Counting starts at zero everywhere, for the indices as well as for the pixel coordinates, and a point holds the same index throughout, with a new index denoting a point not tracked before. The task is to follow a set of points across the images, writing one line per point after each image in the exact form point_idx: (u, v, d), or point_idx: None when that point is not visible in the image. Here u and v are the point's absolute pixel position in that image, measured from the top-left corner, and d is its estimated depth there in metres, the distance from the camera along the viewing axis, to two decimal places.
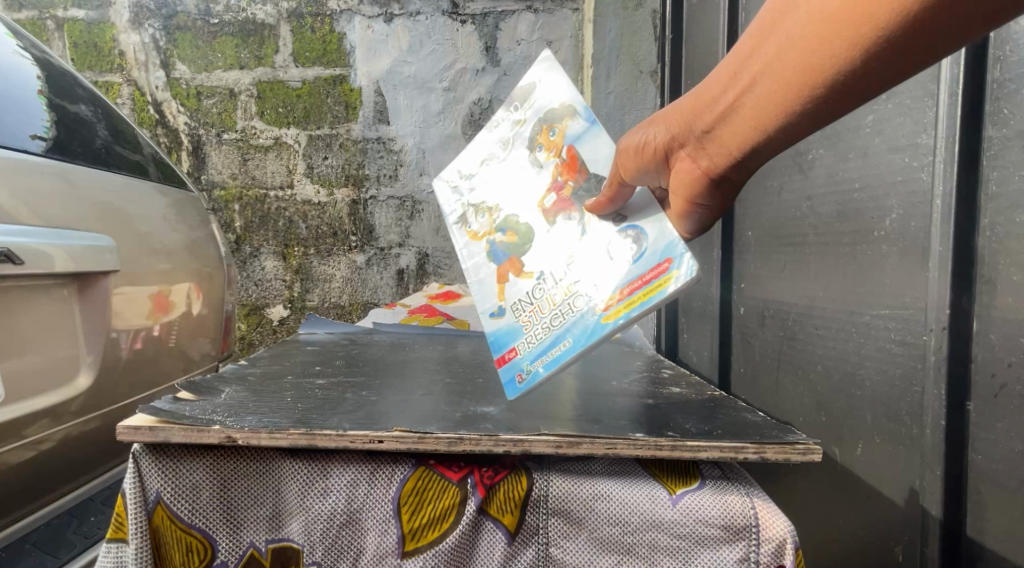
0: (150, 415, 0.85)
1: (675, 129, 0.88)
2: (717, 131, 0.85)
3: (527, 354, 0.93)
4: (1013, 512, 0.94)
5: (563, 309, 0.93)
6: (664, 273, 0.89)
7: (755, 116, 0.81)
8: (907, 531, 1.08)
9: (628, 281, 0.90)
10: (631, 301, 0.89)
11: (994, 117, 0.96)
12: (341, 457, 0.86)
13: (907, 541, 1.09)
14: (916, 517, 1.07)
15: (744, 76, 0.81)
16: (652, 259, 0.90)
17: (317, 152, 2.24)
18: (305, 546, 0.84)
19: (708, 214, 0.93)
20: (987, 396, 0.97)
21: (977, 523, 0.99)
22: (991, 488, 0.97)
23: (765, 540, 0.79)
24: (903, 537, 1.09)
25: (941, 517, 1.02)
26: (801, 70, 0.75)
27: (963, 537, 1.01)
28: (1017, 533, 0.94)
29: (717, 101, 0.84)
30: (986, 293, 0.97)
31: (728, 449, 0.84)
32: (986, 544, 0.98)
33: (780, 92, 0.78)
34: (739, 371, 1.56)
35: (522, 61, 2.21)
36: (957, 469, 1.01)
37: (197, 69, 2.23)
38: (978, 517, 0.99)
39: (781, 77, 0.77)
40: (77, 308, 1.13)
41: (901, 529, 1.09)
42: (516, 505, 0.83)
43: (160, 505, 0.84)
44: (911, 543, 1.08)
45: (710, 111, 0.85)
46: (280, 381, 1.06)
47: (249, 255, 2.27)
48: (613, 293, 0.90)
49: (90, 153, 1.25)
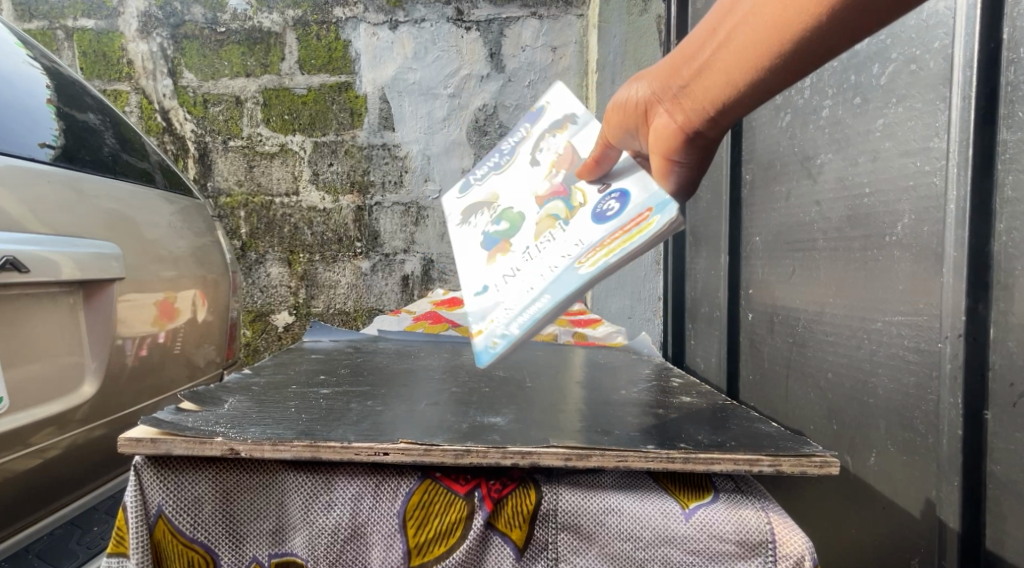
0: (152, 426, 0.84)
1: (654, 87, 0.91)
2: (692, 86, 0.88)
3: (503, 321, 0.86)
4: None
5: (545, 272, 0.88)
6: (646, 219, 0.87)
7: (729, 73, 0.84)
8: (924, 544, 1.06)
9: (611, 232, 0.88)
10: (613, 248, 0.86)
11: (1008, 120, 0.94)
12: (345, 470, 0.84)
13: (923, 553, 1.06)
14: (932, 528, 1.05)
15: (722, 31, 0.84)
16: (634, 211, 0.89)
17: (322, 159, 2.23)
18: (309, 561, 0.83)
19: (688, 172, 0.95)
20: (1005, 405, 0.95)
21: (997, 535, 0.97)
22: (1011, 499, 0.95)
23: (781, 557, 0.77)
24: (919, 549, 1.07)
25: (959, 529, 1.00)
26: (775, 24, 0.79)
27: (982, 549, 0.99)
28: None
29: (695, 58, 0.88)
30: (1003, 299, 0.95)
31: (742, 461, 0.82)
32: (1005, 556, 0.96)
33: (755, 48, 0.81)
34: (748, 378, 1.54)
35: (528, 67, 2.19)
36: (975, 479, 0.99)
37: (204, 78, 2.22)
38: (998, 529, 0.97)
39: (752, 33, 0.81)
40: (83, 316, 1.12)
41: (917, 541, 1.07)
42: (524, 519, 0.81)
43: (161, 519, 0.82)
44: (927, 555, 1.06)
45: (685, 68, 0.89)
46: (284, 390, 1.04)
47: (254, 262, 2.26)
48: (595, 246, 0.87)
49: (98, 161, 1.24)
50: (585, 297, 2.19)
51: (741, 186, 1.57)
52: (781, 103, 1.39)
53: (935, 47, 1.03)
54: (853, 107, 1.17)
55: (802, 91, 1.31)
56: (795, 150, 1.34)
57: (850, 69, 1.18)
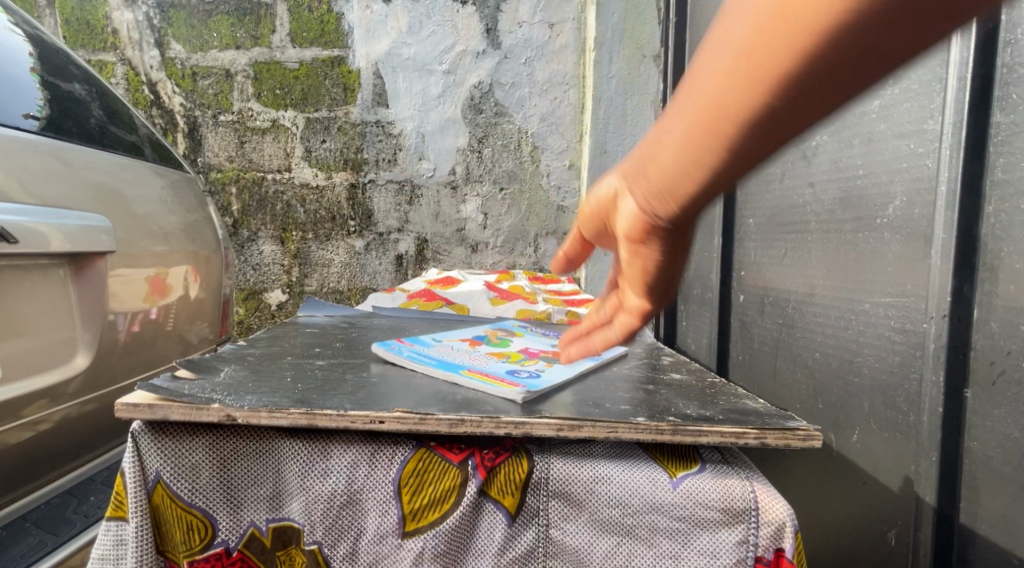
0: (148, 393, 0.85)
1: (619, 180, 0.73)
2: (650, 173, 0.69)
3: None
4: (1005, 497, 0.94)
5: None
6: None
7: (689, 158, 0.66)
8: (902, 517, 1.09)
9: None
10: None
11: (1002, 102, 0.95)
12: (341, 438, 0.86)
13: (901, 526, 1.09)
14: (910, 501, 1.07)
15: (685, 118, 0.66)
16: None
17: (315, 135, 2.20)
18: (305, 526, 0.85)
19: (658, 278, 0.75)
20: (986, 383, 0.97)
21: (970, 507, 0.99)
22: (985, 474, 0.97)
23: (764, 523, 0.80)
24: (897, 522, 1.10)
25: (935, 502, 1.03)
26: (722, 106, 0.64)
27: (956, 522, 1.01)
28: (1009, 518, 0.94)
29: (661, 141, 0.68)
30: (988, 280, 0.97)
31: (729, 434, 0.84)
32: (977, 529, 0.98)
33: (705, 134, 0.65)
34: (737, 359, 1.57)
35: (524, 43, 2.16)
36: (953, 455, 1.01)
37: (192, 49, 2.20)
38: (972, 501, 0.99)
39: (707, 110, 0.65)
40: (73, 288, 1.12)
41: (895, 514, 1.10)
42: (516, 487, 0.83)
43: (160, 484, 0.84)
44: (904, 527, 1.09)
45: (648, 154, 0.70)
46: (280, 362, 1.06)
47: (246, 239, 2.23)
48: None
49: (84, 132, 1.23)
50: (579, 278, 2.19)
51: None
52: None
53: None
54: None
55: None
56: None
57: None
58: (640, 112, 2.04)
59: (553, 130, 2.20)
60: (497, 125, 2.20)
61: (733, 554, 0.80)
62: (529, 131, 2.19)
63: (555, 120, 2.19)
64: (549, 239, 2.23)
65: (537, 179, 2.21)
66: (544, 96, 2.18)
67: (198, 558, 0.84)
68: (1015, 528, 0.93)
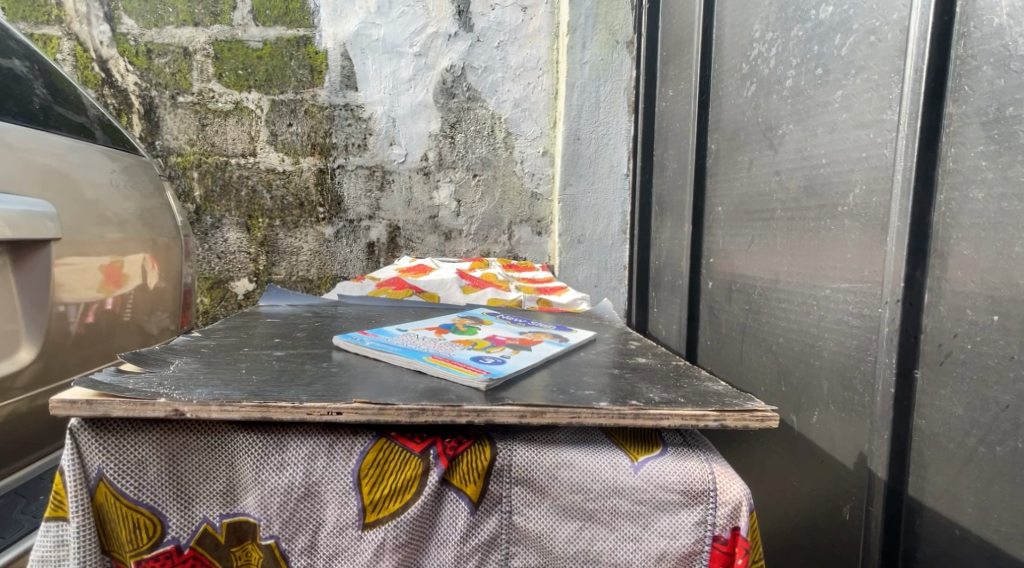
0: (88, 388, 0.83)
1: None
2: None
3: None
4: (950, 471, 0.97)
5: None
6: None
7: None
8: (856, 492, 1.10)
9: None
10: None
11: (955, 94, 0.96)
12: (298, 430, 0.85)
13: (854, 500, 1.11)
14: (863, 477, 1.09)
15: None
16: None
17: (281, 119, 2.09)
18: (261, 520, 0.84)
19: None
20: (933, 363, 0.99)
21: (918, 482, 1.01)
22: (932, 451, 0.99)
23: (722, 503, 0.81)
24: (850, 497, 1.11)
25: (886, 478, 1.04)
26: None
27: (904, 496, 1.03)
28: (953, 491, 0.97)
29: None
30: (939, 266, 0.98)
31: (689, 417, 0.85)
32: (924, 501, 1.01)
33: None
34: (705, 344, 1.58)
35: (498, 27, 2.09)
36: (903, 432, 1.03)
37: (146, 25, 2.05)
38: (919, 476, 1.01)
39: None
40: (14, 281, 1.08)
41: (850, 489, 1.11)
42: (478, 474, 0.83)
43: (103, 482, 0.82)
44: (858, 502, 1.10)
45: None
46: (237, 353, 1.04)
47: (210, 226, 2.11)
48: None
49: (28, 113, 1.18)
50: (553, 266, 2.15)
51: (707, 156, 1.59)
52: (747, 73, 1.40)
53: (894, 18, 1.04)
54: (815, 77, 1.19)
55: (768, 61, 1.33)
56: (758, 120, 1.36)
57: (814, 39, 1.19)
58: (614, 99, 2.04)
59: (526, 116, 2.13)
60: (469, 110, 2.12)
61: (692, 535, 0.81)
62: (502, 117, 2.13)
63: (529, 106, 2.13)
64: (524, 226, 2.17)
65: (511, 166, 2.15)
66: (518, 81, 2.12)
67: (147, 556, 0.83)
68: (957, 500, 0.96)
